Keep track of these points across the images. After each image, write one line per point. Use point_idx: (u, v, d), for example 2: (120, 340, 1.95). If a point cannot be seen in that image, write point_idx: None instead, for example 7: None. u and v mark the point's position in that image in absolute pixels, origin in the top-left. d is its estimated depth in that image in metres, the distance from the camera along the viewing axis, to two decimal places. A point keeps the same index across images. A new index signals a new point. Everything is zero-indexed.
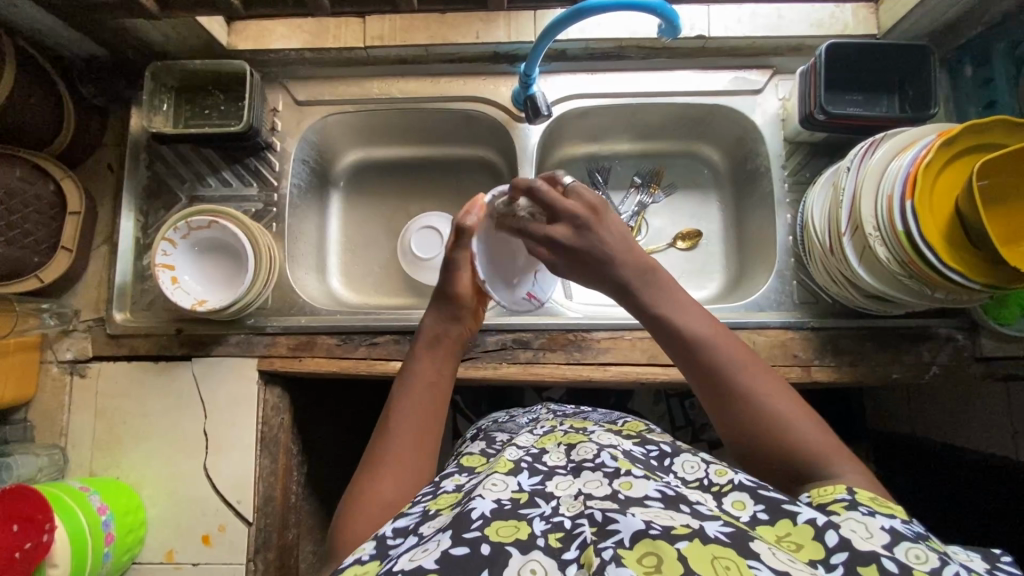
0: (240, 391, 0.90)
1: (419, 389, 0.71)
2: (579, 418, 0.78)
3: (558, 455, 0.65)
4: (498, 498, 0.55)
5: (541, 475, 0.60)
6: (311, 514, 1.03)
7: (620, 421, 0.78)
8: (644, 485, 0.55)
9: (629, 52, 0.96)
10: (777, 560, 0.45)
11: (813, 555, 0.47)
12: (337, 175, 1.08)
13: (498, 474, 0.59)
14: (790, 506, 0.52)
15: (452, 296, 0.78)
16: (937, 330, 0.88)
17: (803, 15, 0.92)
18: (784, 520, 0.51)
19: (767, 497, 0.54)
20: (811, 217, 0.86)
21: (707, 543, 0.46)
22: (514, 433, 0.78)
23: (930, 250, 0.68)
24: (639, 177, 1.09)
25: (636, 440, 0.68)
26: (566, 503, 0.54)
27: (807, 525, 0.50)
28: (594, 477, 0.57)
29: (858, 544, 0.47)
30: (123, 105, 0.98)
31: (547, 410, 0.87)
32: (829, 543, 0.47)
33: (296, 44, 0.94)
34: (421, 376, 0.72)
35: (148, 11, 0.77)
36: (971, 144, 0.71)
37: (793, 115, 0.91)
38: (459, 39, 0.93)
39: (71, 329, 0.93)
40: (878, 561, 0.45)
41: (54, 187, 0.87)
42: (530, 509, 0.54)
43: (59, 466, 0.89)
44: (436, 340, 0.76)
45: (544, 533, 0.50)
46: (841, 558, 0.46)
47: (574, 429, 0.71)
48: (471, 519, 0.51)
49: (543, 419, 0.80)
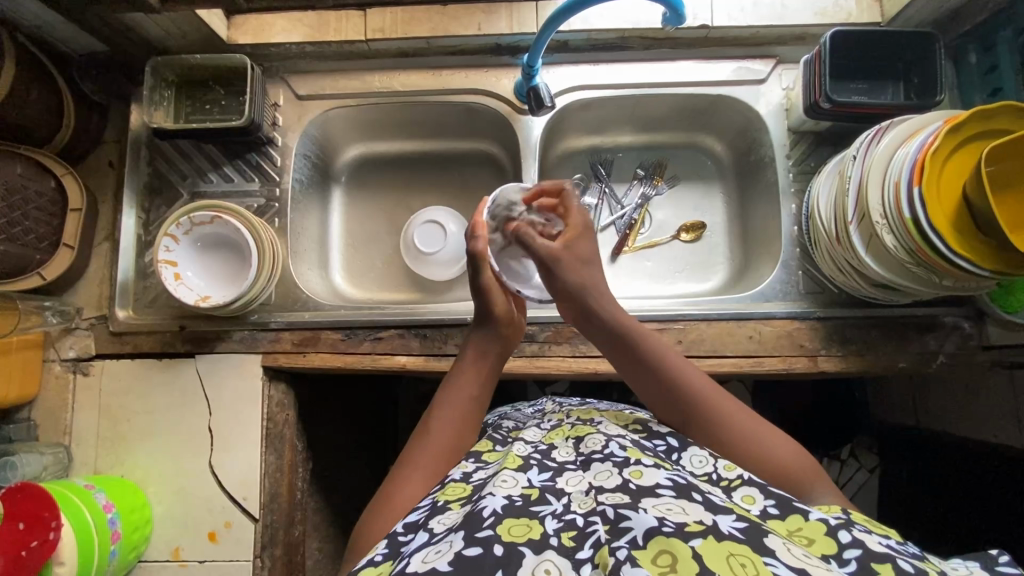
0: (245, 387, 0.90)
1: (460, 403, 0.72)
2: (584, 409, 0.78)
3: (566, 450, 0.64)
4: (509, 494, 0.54)
5: (552, 471, 0.60)
6: (317, 511, 1.03)
7: (627, 412, 0.77)
8: (654, 475, 0.55)
9: (632, 42, 0.95)
10: (792, 557, 0.45)
11: (826, 550, 0.48)
12: (338, 170, 1.08)
13: (507, 471, 0.58)
14: (801, 505, 0.54)
15: (490, 316, 0.79)
16: (944, 318, 0.88)
17: (806, 4, 0.92)
18: (795, 515, 0.53)
19: (777, 493, 0.55)
20: (817, 206, 0.85)
21: (723, 540, 0.46)
22: (522, 422, 0.79)
23: (939, 237, 0.68)
24: (642, 169, 1.08)
25: (641, 433, 0.67)
26: (578, 499, 0.54)
27: (819, 522, 0.51)
28: (604, 468, 0.58)
29: (871, 544, 0.48)
30: (122, 101, 0.97)
31: (552, 403, 0.86)
32: (842, 540, 0.49)
33: (297, 38, 0.93)
34: (462, 389, 0.73)
35: (148, 4, 0.77)
36: (979, 131, 0.71)
37: (798, 105, 0.91)
38: (461, 31, 0.92)
39: (73, 327, 0.92)
40: (892, 560, 0.46)
41: (54, 184, 0.86)
42: (541, 506, 0.54)
43: (64, 465, 0.89)
44: (479, 355, 0.77)
45: (556, 533, 0.51)
46: (853, 554, 0.47)
47: (580, 421, 0.71)
48: (482, 517, 0.51)
49: (550, 412, 0.79)
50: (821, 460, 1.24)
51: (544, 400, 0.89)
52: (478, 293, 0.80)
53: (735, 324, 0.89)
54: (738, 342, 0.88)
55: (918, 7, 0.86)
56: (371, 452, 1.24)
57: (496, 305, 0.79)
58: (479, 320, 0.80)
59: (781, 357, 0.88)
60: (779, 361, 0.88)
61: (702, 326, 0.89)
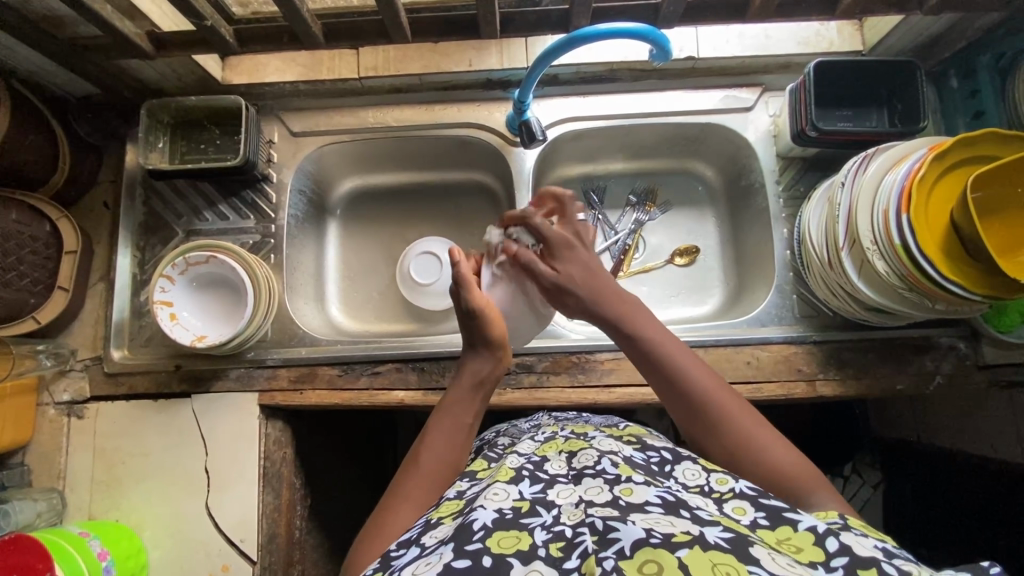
0: (242, 426, 0.89)
1: (448, 433, 0.70)
2: (580, 422, 0.79)
3: (559, 463, 0.64)
4: (500, 507, 0.55)
5: (543, 483, 0.60)
6: (316, 549, 1.01)
7: (621, 425, 0.77)
8: (645, 491, 0.55)
9: (620, 75, 0.97)
10: (778, 565, 0.44)
11: (813, 558, 0.48)
12: (333, 204, 1.08)
13: (499, 484, 0.59)
14: (791, 515, 0.53)
15: (492, 343, 0.75)
16: (939, 339, 0.88)
17: (790, 34, 0.93)
18: (784, 526, 0.52)
19: (767, 505, 0.55)
20: (808, 233, 0.86)
21: (708, 550, 0.45)
22: (516, 438, 0.78)
23: (927, 261, 0.69)
24: (634, 195, 1.09)
25: (636, 446, 0.68)
26: (567, 512, 0.54)
27: (807, 531, 0.51)
28: (595, 484, 0.57)
29: (858, 549, 0.48)
30: (118, 141, 0.98)
31: (548, 415, 0.86)
32: (829, 548, 0.48)
33: (292, 77, 0.94)
34: (453, 417, 0.72)
35: (143, 50, 0.78)
36: (962, 156, 0.72)
37: (785, 132, 0.92)
38: (452, 67, 0.94)
39: (68, 369, 0.91)
40: (877, 564, 0.46)
41: (50, 227, 0.86)
42: (532, 518, 0.54)
43: (57, 510, 0.87)
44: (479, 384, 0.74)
45: (545, 544, 0.50)
46: (841, 561, 0.47)
47: (575, 435, 0.71)
48: (472, 530, 0.52)
49: (545, 424, 0.80)
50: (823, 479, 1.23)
51: (541, 415, 0.87)
52: (475, 318, 0.75)
53: (732, 349, 0.89)
54: (736, 367, 0.89)
55: (899, 35, 0.87)
56: (367, 483, 1.22)
57: (495, 332, 0.75)
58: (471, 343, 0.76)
59: (780, 382, 0.88)
60: (778, 386, 0.88)
61: (699, 353, 0.89)
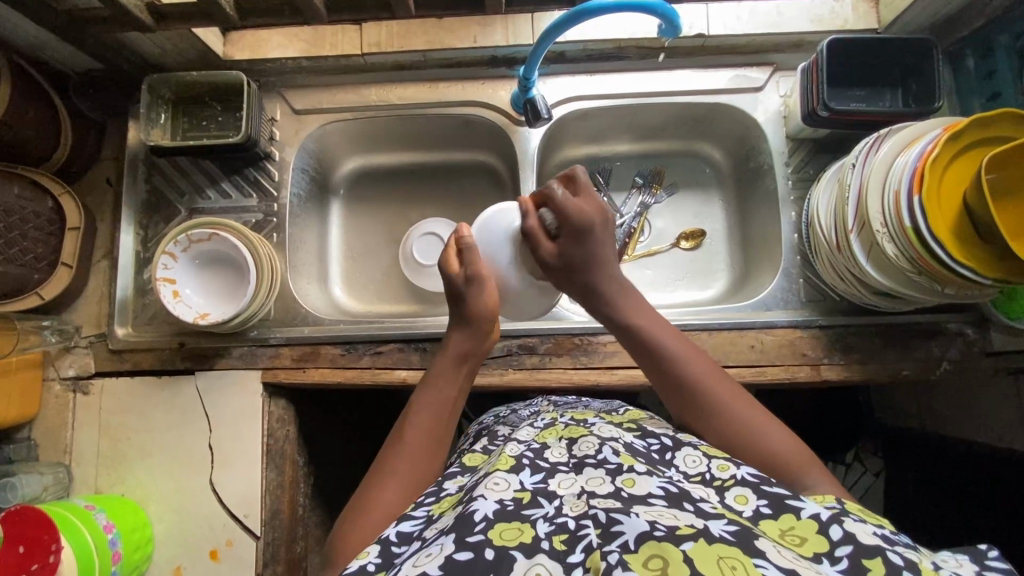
0: (246, 405, 0.89)
1: (433, 406, 0.71)
2: (579, 408, 0.79)
3: (559, 450, 0.64)
4: (501, 498, 0.54)
5: (543, 472, 0.59)
6: (318, 525, 1.02)
7: (620, 409, 0.78)
8: (647, 484, 0.54)
9: (628, 52, 0.95)
10: (783, 558, 0.44)
11: (818, 549, 0.47)
12: (336, 183, 1.07)
13: (500, 472, 0.58)
14: (794, 502, 0.52)
15: (474, 316, 0.75)
16: (947, 325, 0.87)
17: (802, 12, 0.91)
18: (787, 514, 0.51)
19: (770, 492, 0.54)
20: (817, 215, 0.85)
21: (713, 543, 0.45)
22: (514, 427, 0.76)
23: (938, 244, 0.67)
24: (640, 177, 1.08)
25: (636, 434, 0.67)
26: (570, 503, 0.54)
27: (811, 519, 0.50)
28: (597, 473, 0.57)
29: (862, 538, 0.47)
30: (120, 118, 0.97)
31: (548, 402, 0.85)
32: (833, 537, 0.48)
33: (294, 53, 0.93)
34: (438, 392, 0.72)
35: (143, 25, 0.77)
36: (979, 137, 0.70)
37: (796, 113, 0.90)
38: (457, 43, 0.92)
39: (72, 345, 0.92)
40: (882, 554, 0.46)
41: (52, 204, 0.86)
42: (533, 509, 0.53)
43: (64, 484, 0.88)
44: (456, 357, 0.75)
45: (548, 536, 0.50)
46: (845, 551, 0.47)
47: (574, 422, 0.71)
48: (474, 521, 0.51)
49: (543, 411, 0.80)
50: (825, 464, 1.22)
51: (539, 399, 0.87)
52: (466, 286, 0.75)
53: (736, 333, 0.89)
54: (740, 351, 0.88)
55: (915, 13, 0.85)
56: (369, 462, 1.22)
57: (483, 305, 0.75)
58: (461, 319, 0.76)
59: (784, 366, 0.87)
60: (781, 370, 0.87)
61: (703, 335, 0.89)
